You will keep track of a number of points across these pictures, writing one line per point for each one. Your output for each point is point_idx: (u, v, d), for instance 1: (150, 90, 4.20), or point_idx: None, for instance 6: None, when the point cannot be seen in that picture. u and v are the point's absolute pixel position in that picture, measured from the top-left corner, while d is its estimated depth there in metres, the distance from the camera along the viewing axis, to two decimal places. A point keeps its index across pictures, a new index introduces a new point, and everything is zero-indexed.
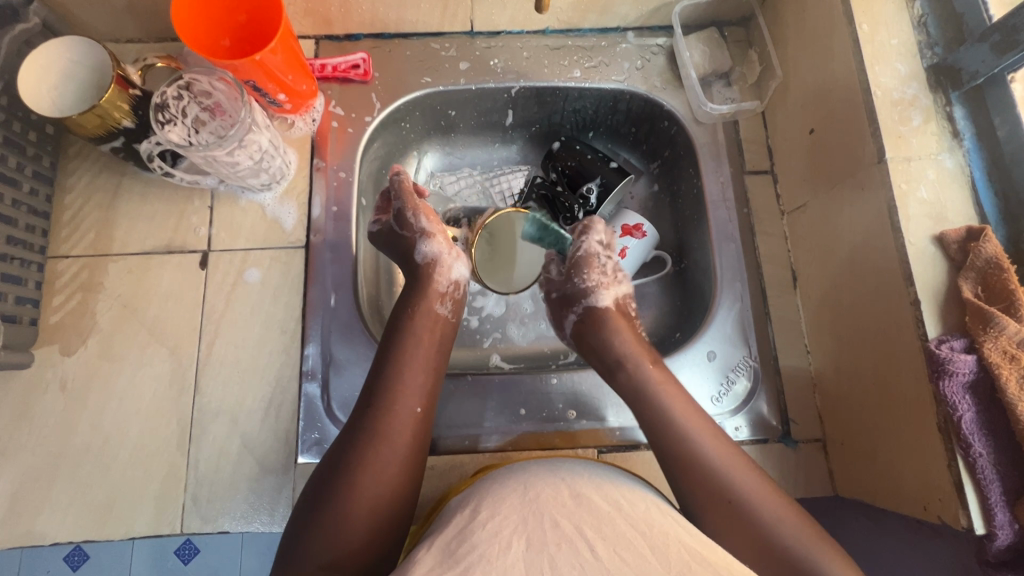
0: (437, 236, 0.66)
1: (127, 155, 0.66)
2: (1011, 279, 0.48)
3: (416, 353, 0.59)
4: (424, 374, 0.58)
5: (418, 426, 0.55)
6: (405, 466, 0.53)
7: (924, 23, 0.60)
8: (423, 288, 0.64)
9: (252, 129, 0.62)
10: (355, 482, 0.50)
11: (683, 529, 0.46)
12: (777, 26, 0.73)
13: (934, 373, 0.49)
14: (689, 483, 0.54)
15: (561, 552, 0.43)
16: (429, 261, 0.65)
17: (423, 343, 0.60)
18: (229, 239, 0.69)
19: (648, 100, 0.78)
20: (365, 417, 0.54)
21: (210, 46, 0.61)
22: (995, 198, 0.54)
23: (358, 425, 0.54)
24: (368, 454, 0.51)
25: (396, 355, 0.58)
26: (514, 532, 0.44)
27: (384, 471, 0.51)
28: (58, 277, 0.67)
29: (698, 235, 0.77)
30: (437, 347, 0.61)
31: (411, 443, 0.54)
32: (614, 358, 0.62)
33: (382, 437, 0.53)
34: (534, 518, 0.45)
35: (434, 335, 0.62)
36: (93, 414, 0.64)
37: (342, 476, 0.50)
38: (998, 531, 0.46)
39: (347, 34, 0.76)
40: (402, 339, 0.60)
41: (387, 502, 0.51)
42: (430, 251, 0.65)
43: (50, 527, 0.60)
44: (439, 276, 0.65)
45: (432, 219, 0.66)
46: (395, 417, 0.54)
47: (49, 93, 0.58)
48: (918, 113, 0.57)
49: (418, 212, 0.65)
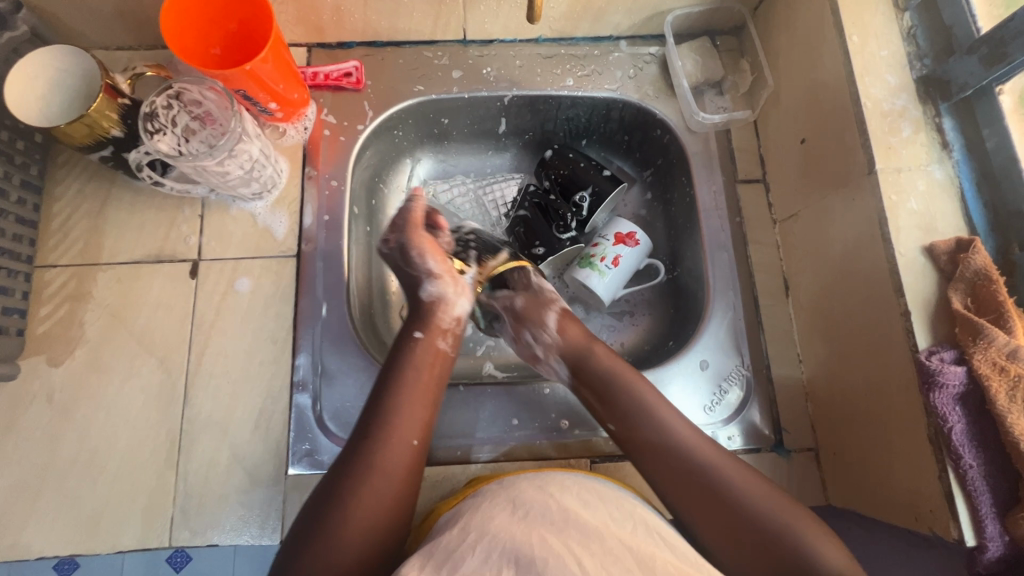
0: (444, 275, 0.66)
1: (115, 163, 0.65)
2: (1000, 289, 0.48)
3: (414, 383, 0.58)
4: (423, 406, 0.58)
5: (415, 457, 0.54)
6: (401, 498, 0.52)
7: (913, 35, 0.60)
8: (426, 322, 0.64)
9: (243, 139, 0.62)
10: (349, 513, 0.49)
11: (666, 547, 0.45)
12: (769, 35, 0.74)
13: (924, 384, 0.50)
14: (657, 473, 0.55)
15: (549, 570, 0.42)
16: (435, 298, 0.65)
17: (425, 377, 0.59)
18: (219, 248, 0.69)
19: (641, 108, 0.78)
20: (360, 445, 0.53)
21: (200, 54, 0.61)
22: (984, 210, 0.54)
23: (353, 450, 0.53)
24: (363, 483, 0.51)
25: (395, 386, 0.58)
26: (503, 556, 0.43)
27: (378, 503, 0.51)
28: (46, 287, 0.66)
29: (691, 243, 0.77)
30: (437, 380, 0.60)
31: (408, 475, 0.54)
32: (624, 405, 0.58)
33: (378, 469, 0.52)
34: (523, 536, 0.45)
35: (435, 369, 0.61)
36: (81, 425, 0.63)
37: (336, 506, 0.50)
38: (988, 544, 0.46)
39: (339, 42, 0.76)
40: (401, 369, 0.59)
41: (382, 533, 0.50)
42: (436, 288, 0.66)
43: (37, 540, 0.60)
44: (444, 312, 0.65)
45: (439, 258, 0.67)
46: (391, 447, 0.53)
47: (38, 102, 0.58)
48: (908, 124, 0.57)
49: (424, 249, 0.66)
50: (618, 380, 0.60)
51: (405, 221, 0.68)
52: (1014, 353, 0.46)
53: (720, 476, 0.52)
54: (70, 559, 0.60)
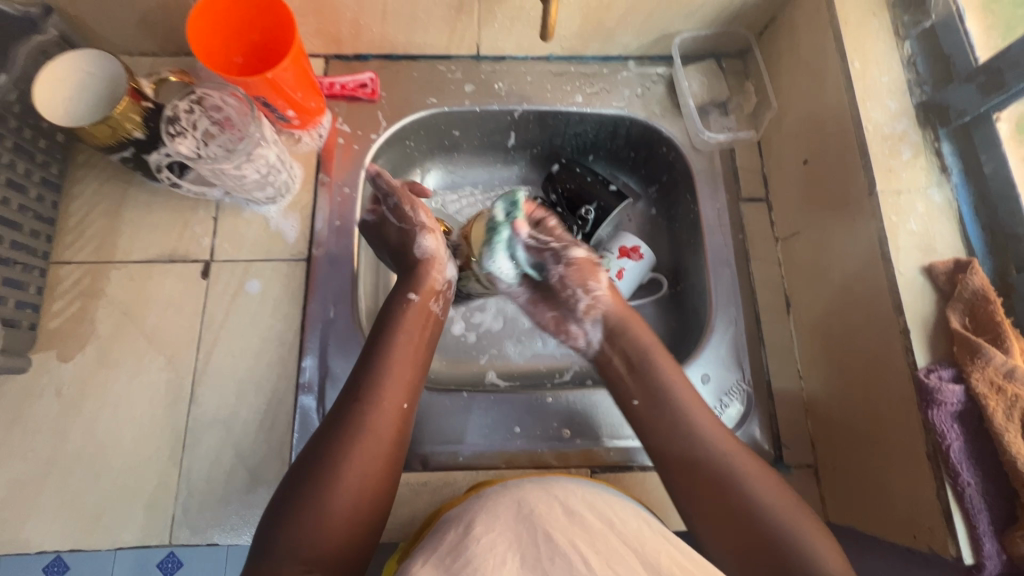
0: (433, 230, 0.68)
1: (135, 165, 0.67)
2: (997, 310, 0.50)
3: (404, 347, 0.60)
4: (411, 367, 0.60)
5: (404, 421, 0.56)
6: (389, 462, 0.54)
7: (914, 63, 0.62)
8: (419, 282, 0.66)
9: (261, 145, 0.64)
10: (341, 473, 0.50)
11: (676, 548, 0.46)
12: (772, 60, 0.76)
13: (923, 402, 0.51)
14: (679, 474, 0.56)
15: (556, 566, 0.43)
16: (428, 256, 0.67)
17: (414, 337, 0.62)
18: (232, 250, 0.70)
19: (647, 126, 0.80)
20: (353, 405, 0.55)
21: (222, 62, 0.63)
22: (982, 232, 0.56)
23: (345, 411, 0.54)
24: (357, 443, 0.52)
25: (386, 348, 0.59)
26: (508, 548, 0.44)
27: (371, 463, 0.52)
28: (60, 283, 0.67)
29: (694, 259, 0.78)
30: (425, 341, 0.63)
31: (397, 438, 0.55)
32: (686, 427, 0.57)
33: (370, 429, 0.53)
34: (528, 534, 0.45)
35: (423, 330, 0.63)
36: (87, 421, 0.63)
37: (330, 464, 0.51)
38: (986, 561, 0.47)
39: (356, 55, 0.79)
40: (392, 330, 0.61)
41: (370, 497, 0.51)
42: (429, 246, 0.68)
43: (37, 534, 0.60)
44: (435, 272, 0.67)
45: (425, 211, 0.69)
46: (383, 411, 0.55)
47: (64, 101, 0.60)
48: (908, 148, 0.59)
49: (411, 213, 0.68)
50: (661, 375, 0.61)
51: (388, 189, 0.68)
52: (1010, 373, 0.47)
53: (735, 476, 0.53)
54: (57, 561, 0.61)
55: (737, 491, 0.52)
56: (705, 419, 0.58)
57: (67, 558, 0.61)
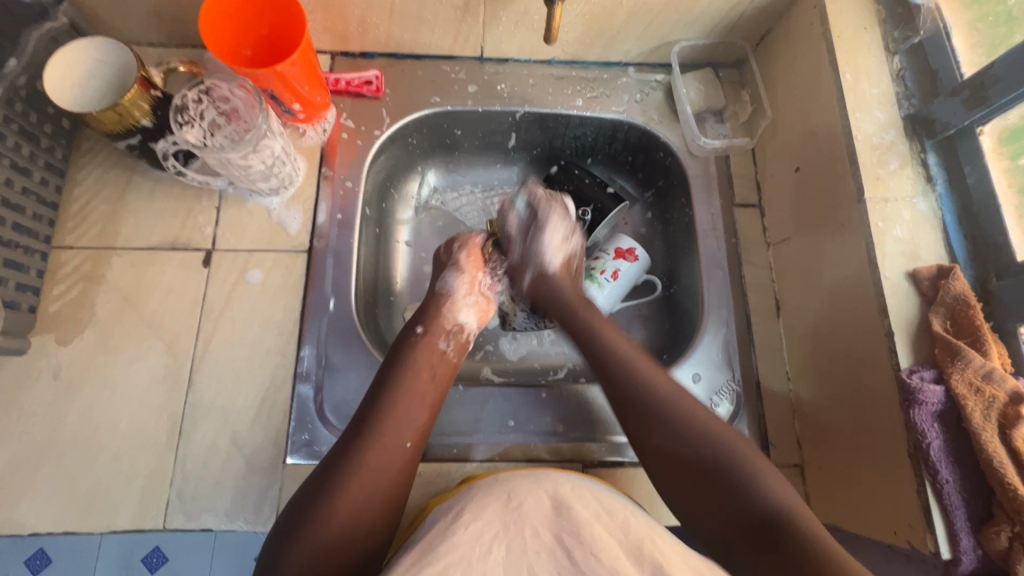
0: (466, 275, 0.71)
1: (141, 153, 0.67)
2: (977, 314, 0.52)
3: (412, 385, 0.59)
4: (421, 407, 0.59)
5: (409, 460, 0.55)
6: (388, 499, 0.53)
7: (902, 77, 0.65)
8: (432, 317, 0.66)
9: (267, 136, 0.65)
10: (337, 507, 0.50)
11: (660, 536, 0.48)
12: (768, 70, 0.78)
13: (906, 402, 0.52)
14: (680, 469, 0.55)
15: (540, 559, 0.44)
16: (445, 291, 0.69)
17: (422, 376, 0.61)
18: (234, 240, 0.71)
19: (645, 131, 0.82)
20: (359, 437, 0.55)
21: (230, 54, 0.64)
22: (964, 240, 0.58)
23: (350, 442, 0.54)
24: (354, 478, 0.52)
25: (394, 385, 0.59)
26: (494, 536, 0.46)
27: (370, 500, 0.52)
28: (62, 267, 0.68)
29: (688, 261, 0.80)
30: (435, 381, 0.62)
31: (401, 475, 0.55)
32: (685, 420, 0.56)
33: (376, 469, 0.53)
34: (515, 526, 0.46)
35: (433, 369, 0.62)
36: (84, 404, 0.64)
37: (325, 497, 0.50)
38: (962, 557, 0.48)
39: (362, 52, 0.80)
40: (401, 369, 0.60)
41: (366, 534, 0.51)
42: (451, 283, 0.70)
43: (31, 516, 0.60)
44: (447, 313, 0.67)
45: (472, 259, 0.72)
46: (389, 447, 0.54)
47: (73, 89, 0.61)
48: (895, 158, 0.61)
49: (456, 250, 0.72)
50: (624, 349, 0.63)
51: (467, 244, 0.73)
52: (989, 375, 0.49)
53: (737, 470, 0.53)
54: (40, 554, 0.60)
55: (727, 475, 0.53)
56: (698, 411, 0.58)
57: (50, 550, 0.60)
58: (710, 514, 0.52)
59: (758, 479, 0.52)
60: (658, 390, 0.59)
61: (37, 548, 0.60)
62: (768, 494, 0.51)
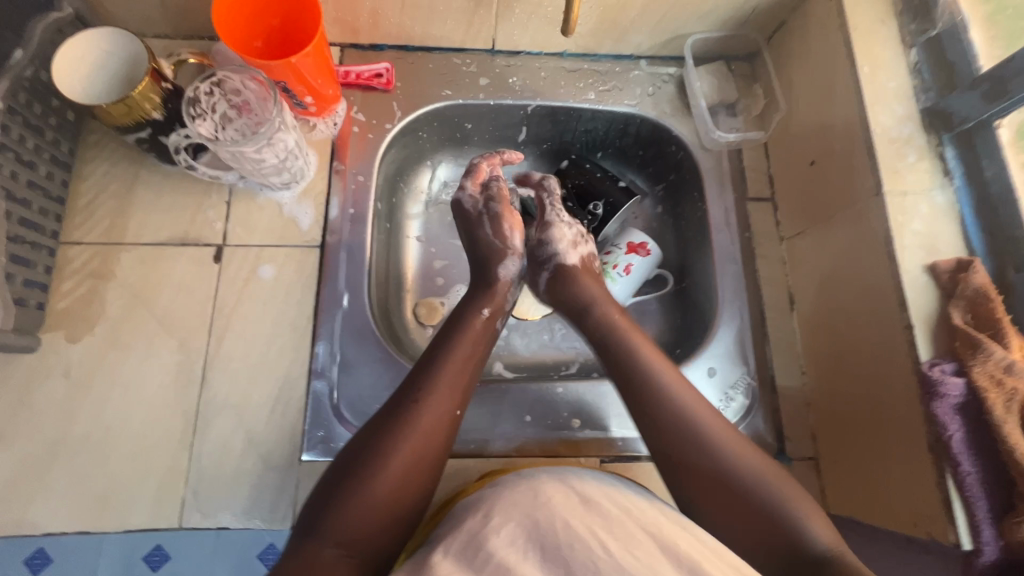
0: (520, 257, 0.70)
1: (150, 146, 0.66)
2: (998, 308, 0.52)
3: (462, 353, 0.59)
4: (470, 373, 0.59)
5: (456, 426, 0.56)
6: (437, 463, 0.53)
7: (919, 70, 0.64)
8: (491, 293, 0.66)
9: (281, 130, 0.63)
10: (390, 465, 0.50)
11: (696, 538, 0.47)
12: (781, 62, 0.78)
13: (927, 395, 0.53)
14: (687, 483, 0.54)
15: (577, 554, 0.44)
16: (508, 279, 0.68)
17: (472, 345, 0.61)
18: (245, 235, 0.70)
19: (657, 124, 0.81)
20: (408, 403, 0.54)
21: (242, 46, 0.63)
22: (982, 233, 0.58)
23: (396, 410, 0.54)
24: (405, 444, 0.52)
25: (444, 354, 0.59)
26: (525, 540, 0.45)
27: (419, 464, 0.52)
28: (70, 263, 0.67)
29: (701, 255, 0.80)
30: (482, 351, 0.62)
31: (447, 442, 0.55)
32: (700, 448, 0.55)
33: (426, 433, 0.53)
34: (545, 520, 0.46)
35: (482, 340, 0.62)
36: (94, 402, 0.63)
37: (372, 464, 0.50)
38: (984, 548, 0.48)
39: (372, 44, 0.79)
40: (449, 339, 0.60)
41: (416, 494, 0.51)
42: (511, 270, 0.68)
43: (44, 516, 0.59)
44: (508, 295, 0.67)
45: (521, 239, 0.71)
46: (438, 413, 0.54)
47: (81, 80, 0.59)
48: (912, 151, 0.61)
49: (505, 232, 0.70)
50: (645, 364, 0.60)
51: (508, 216, 0.70)
52: (1009, 368, 0.49)
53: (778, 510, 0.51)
54: (42, 553, 0.59)
55: (763, 504, 0.51)
56: (721, 431, 0.56)
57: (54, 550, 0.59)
58: (738, 533, 0.51)
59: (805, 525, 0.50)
60: (699, 420, 0.56)
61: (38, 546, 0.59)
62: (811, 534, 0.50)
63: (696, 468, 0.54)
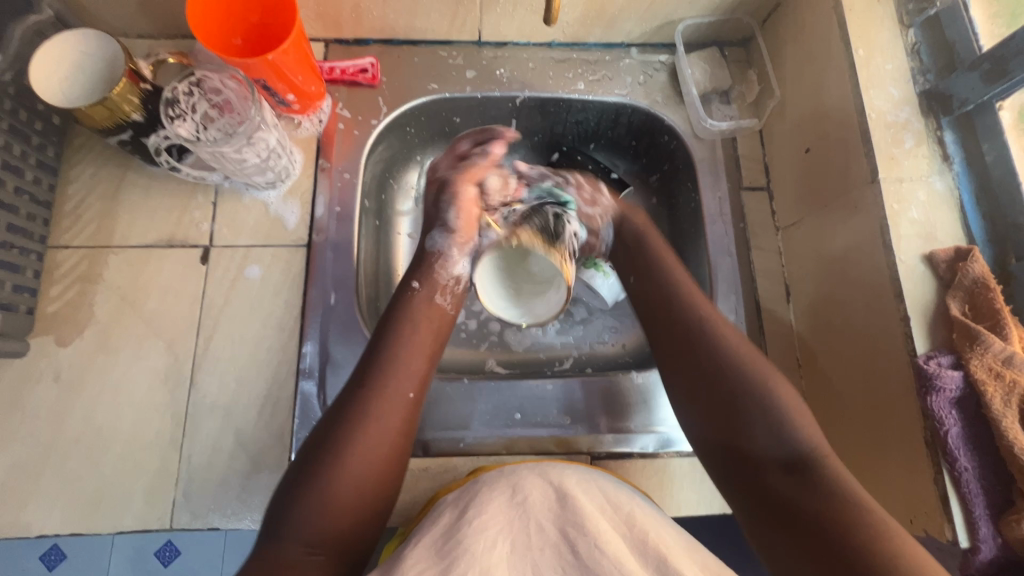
0: (456, 232, 0.68)
1: (133, 148, 0.65)
2: (997, 298, 0.50)
3: (409, 339, 0.59)
4: (419, 357, 0.58)
5: (410, 411, 0.55)
6: (394, 449, 0.53)
7: (917, 51, 0.62)
8: (425, 272, 0.65)
9: (261, 128, 0.63)
10: (344, 460, 0.50)
11: (664, 531, 0.47)
12: (776, 47, 0.75)
13: (923, 389, 0.51)
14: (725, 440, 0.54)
15: (545, 556, 0.44)
16: (435, 251, 0.67)
17: (422, 330, 0.60)
18: (232, 235, 0.70)
19: (649, 114, 0.80)
20: (359, 395, 0.53)
21: (221, 44, 0.62)
22: (983, 220, 0.56)
23: (347, 403, 0.53)
24: (356, 436, 0.51)
25: (393, 342, 0.58)
26: (500, 536, 0.45)
27: (374, 454, 0.51)
28: (58, 267, 0.67)
29: (696, 248, 0.78)
30: (433, 334, 0.61)
31: (404, 428, 0.54)
32: (757, 411, 0.53)
33: (378, 422, 0.52)
34: (522, 519, 0.46)
35: (433, 324, 0.61)
36: (86, 405, 0.63)
37: (327, 459, 0.50)
38: (981, 545, 0.47)
39: (356, 39, 0.78)
40: (399, 324, 0.59)
41: (375, 482, 0.51)
42: (439, 244, 0.67)
43: (37, 519, 0.60)
44: (439, 269, 0.65)
45: (463, 216, 0.68)
46: (389, 401, 0.54)
47: (60, 83, 0.59)
48: (909, 136, 0.59)
49: (448, 209, 0.68)
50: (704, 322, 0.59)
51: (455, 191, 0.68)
52: (1009, 360, 0.48)
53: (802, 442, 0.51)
54: (54, 549, 0.62)
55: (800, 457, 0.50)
56: (778, 381, 0.55)
57: (64, 547, 0.62)
58: (752, 496, 0.52)
59: (827, 463, 0.49)
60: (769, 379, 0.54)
61: (51, 543, 0.62)
62: (844, 487, 0.48)
63: (737, 427, 0.54)
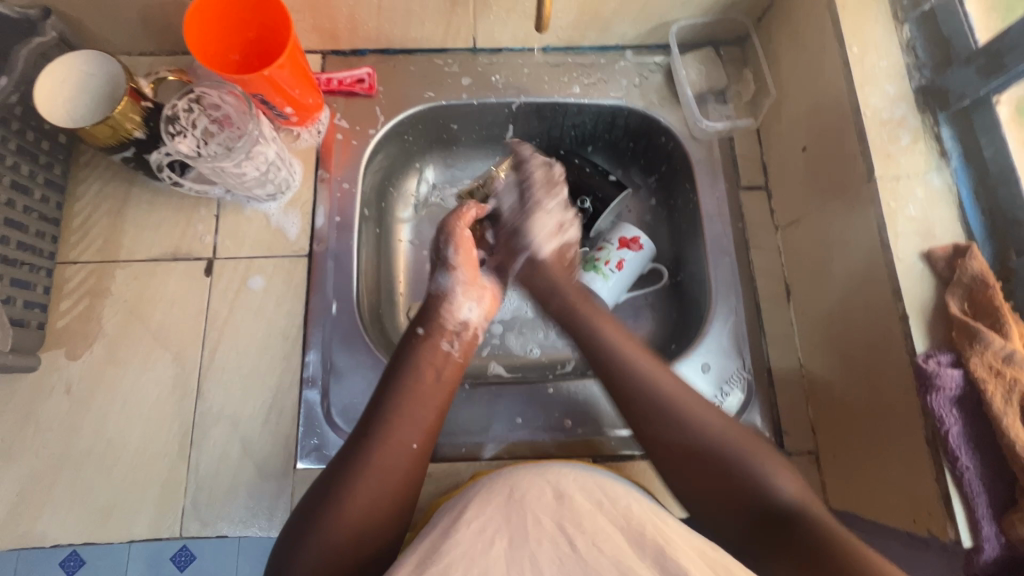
0: (461, 269, 0.68)
1: (136, 164, 0.67)
2: (996, 294, 0.50)
3: (417, 388, 0.59)
4: (428, 408, 0.58)
5: (415, 461, 0.55)
6: (396, 500, 0.53)
7: (913, 47, 0.61)
8: (432, 317, 0.66)
9: (260, 141, 0.64)
10: (345, 510, 0.51)
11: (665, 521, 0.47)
12: (771, 45, 0.75)
13: (922, 388, 0.51)
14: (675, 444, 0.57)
15: (542, 549, 0.45)
16: (441, 294, 0.67)
17: (429, 377, 0.60)
18: (234, 247, 0.71)
19: (645, 116, 0.80)
20: (362, 444, 0.55)
21: (219, 60, 0.64)
22: (982, 216, 0.55)
23: (350, 453, 0.54)
24: (356, 484, 0.52)
25: (398, 388, 0.59)
26: (497, 531, 0.46)
27: (374, 506, 0.52)
28: (67, 283, 0.68)
29: (694, 247, 0.78)
30: (440, 382, 0.61)
31: (409, 477, 0.55)
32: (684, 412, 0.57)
33: (382, 471, 0.53)
34: (518, 517, 0.46)
35: (438, 370, 0.61)
36: (96, 416, 0.65)
37: (325, 509, 0.51)
38: (985, 544, 0.47)
39: (353, 50, 0.79)
40: (407, 371, 0.60)
41: (377, 531, 0.51)
42: (445, 285, 0.68)
43: (51, 528, 0.61)
44: (447, 313, 0.66)
45: (462, 253, 0.68)
46: (392, 450, 0.55)
47: (64, 105, 0.60)
48: (906, 133, 0.58)
49: (449, 246, 0.68)
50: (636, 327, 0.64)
51: (455, 235, 0.68)
52: (1009, 357, 0.47)
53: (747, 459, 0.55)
54: (73, 555, 0.62)
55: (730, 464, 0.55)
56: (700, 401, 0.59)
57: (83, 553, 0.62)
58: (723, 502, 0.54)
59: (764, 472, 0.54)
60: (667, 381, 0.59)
61: (70, 549, 0.62)
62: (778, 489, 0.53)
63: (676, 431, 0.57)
